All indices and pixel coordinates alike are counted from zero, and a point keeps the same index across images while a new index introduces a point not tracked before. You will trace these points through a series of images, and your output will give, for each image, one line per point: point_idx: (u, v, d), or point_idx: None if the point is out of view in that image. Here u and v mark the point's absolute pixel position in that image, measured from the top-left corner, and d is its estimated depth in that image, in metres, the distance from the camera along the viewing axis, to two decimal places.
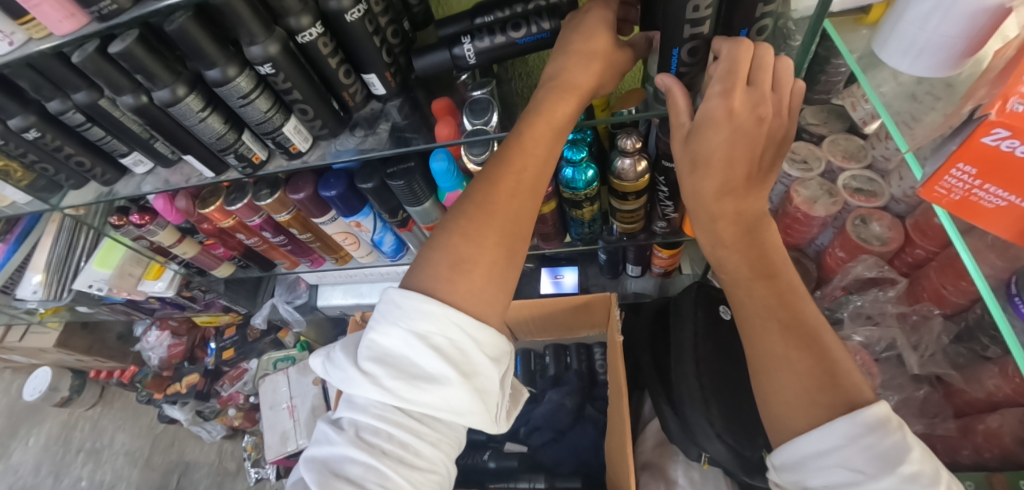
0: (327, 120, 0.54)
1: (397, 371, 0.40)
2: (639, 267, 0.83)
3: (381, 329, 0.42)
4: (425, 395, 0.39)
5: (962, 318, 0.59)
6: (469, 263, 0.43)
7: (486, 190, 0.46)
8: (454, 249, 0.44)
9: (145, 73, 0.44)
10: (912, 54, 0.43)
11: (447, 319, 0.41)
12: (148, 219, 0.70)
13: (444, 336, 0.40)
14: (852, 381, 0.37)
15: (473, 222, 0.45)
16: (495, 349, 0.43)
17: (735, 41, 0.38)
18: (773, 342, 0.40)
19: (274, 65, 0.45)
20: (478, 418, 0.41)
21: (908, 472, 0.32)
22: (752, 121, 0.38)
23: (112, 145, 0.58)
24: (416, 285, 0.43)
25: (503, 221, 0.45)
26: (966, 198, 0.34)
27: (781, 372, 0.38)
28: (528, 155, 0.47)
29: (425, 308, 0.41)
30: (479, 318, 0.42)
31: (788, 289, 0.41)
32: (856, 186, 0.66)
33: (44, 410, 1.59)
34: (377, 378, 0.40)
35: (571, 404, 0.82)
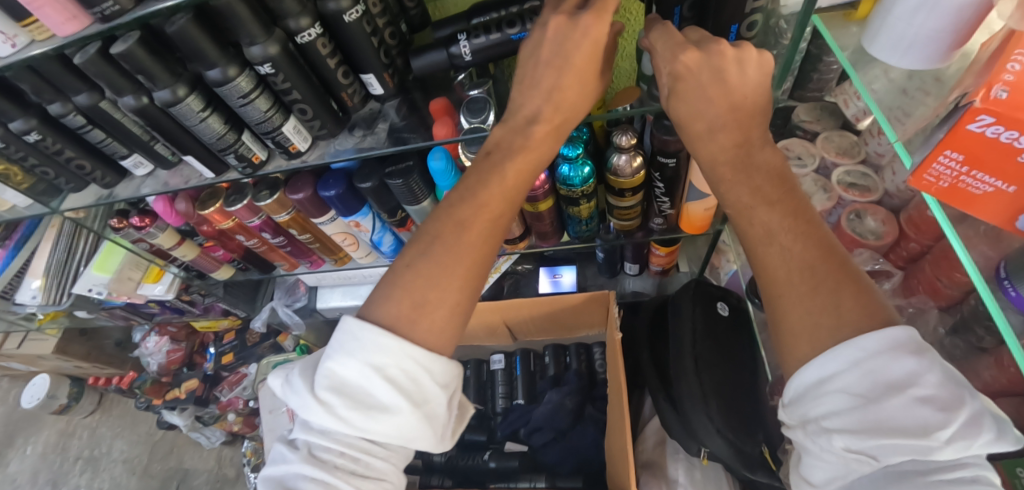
0: (326, 120, 0.54)
1: (351, 401, 0.40)
2: (637, 265, 0.83)
3: (340, 360, 0.42)
4: (377, 425, 0.40)
5: (957, 310, 0.59)
6: (431, 305, 0.42)
7: (456, 221, 0.45)
8: (416, 288, 0.43)
9: (146, 74, 0.45)
10: (901, 49, 0.44)
11: (403, 353, 0.40)
12: (148, 222, 0.70)
13: (399, 367, 0.40)
14: (873, 295, 0.36)
15: (446, 253, 0.44)
16: (447, 376, 0.43)
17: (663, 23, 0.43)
18: (778, 265, 0.39)
19: (273, 65, 0.46)
20: (428, 442, 0.42)
21: (920, 395, 0.31)
22: (710, 77, 0.41)
23: (112, 147, 0.58)
24: (375, 316, 0.43)
25: (469, 256, 0.45)
26: (954, 185, 0.35)
27: (788, 297, 0.38)
28: (504, 192, 0.46)
29: (383, 343, 0.40)
30: (433, 350, 0.42)
31: (803, 215, 0.40)
32: (849, 182, 0.68)
33: (41, 419, 1.58)
34: (330, 410, 0.40)
35: (571, 404, 0.82)
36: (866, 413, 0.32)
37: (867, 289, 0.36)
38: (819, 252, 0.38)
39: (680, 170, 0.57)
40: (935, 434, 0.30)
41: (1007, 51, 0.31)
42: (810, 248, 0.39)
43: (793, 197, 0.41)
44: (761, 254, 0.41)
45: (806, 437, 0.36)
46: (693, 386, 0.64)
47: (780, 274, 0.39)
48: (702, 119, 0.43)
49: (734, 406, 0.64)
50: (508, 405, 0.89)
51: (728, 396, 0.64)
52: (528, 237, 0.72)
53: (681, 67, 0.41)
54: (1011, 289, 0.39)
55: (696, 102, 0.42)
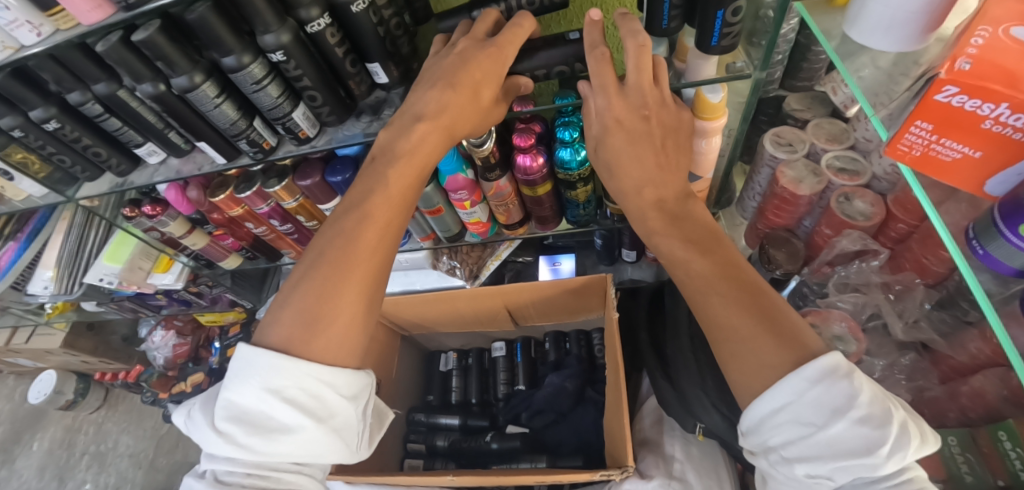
0: (335, 107, 0.57)
1: (253, 427, 0.44)
2: (634, 252, 0.86)
3: (234, 387, 0.45)
4: (288, 444, 0.44)
5: (944, 287, 0.62)
6: (328, 320, 0.47)
7: (340, 248, 0.50)
8: (310, 307, 0.47)
9: (165, 61, 0.47)
10: (880, 30, 0.46)
11: (297, 373, 0.44)
12: (159, 210, 0.73)
13: (297, 387, 0.44)
14: (795, 332, 0.40)
15: (327, 275, 0.49)
16: (353, 386, 0.47)
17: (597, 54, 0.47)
18: (720, 311, 0.42)
19: (286, 53, 0.48)
20: (340, 454, 0.46)
21: (858, 417, 0.35)
22: (632, 125, 0.48)
23: (128, 136, 0.61)
24: (266, 341, 0.47)
25: (363, 274, 0.50)
26: (926, 153, 0.37)
27: (732, 339, 0.41)
28: (391, 204, 0.52)
29: (275, 366, 0.44)
30: (336, 364, 0.47)
31: (726, 260, 0.45)
32: (839, 166, 0.70)
33: (48, 415, 1.60)
34: (234, 435, 0.43)
35: (572, 387, 0.83)
36: (818, 440, 0.35)
37: (794, 328, 0.40)
38: (753, 299, 0.42)
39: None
40: (877, 452, 0.34)
41: (974, 26, 0.33)
42: (735, 290, 0.42)
43: (723, 248, 0.45)
44: (704, 303, 0.43)
45: (771, 466, 0.39)
46: (688, 363, 0.66)
47: (724, 321, 0.42)
48: (629, 162, 0.50)
49: None
50: (510, 390, 0.91)
51: (725, 373, 0.65)
52: (528, 222, 0.74)
53: (613, 117, 0.48)
54: (978, 246, 0.38)
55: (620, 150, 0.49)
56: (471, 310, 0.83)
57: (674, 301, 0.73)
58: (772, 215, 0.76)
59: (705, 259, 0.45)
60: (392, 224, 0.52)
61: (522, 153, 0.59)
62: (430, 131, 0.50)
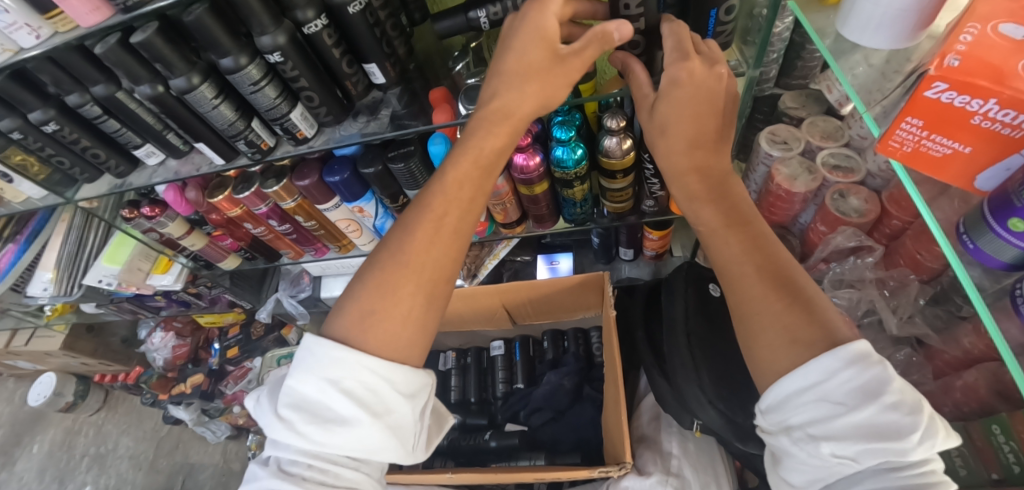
0: (332, 108, 0.57)
1: (311, 415, 0.44)
2: (631, 250, 0.86)
3: (298, 376, 0.46)
4: (342, 436, 0.43)
5: (938, 282, 0.62)
6: (381, 315, 0.46)
7: (400, 239, 0.49)
8: (366, 302, 0.47)
9: (163, 62, 0.47)
10: (871, 28, 0.46)
11: (355, 365, 0.44)
12: (158, 211, 0.73)
13: (354, 380, 0.44)
14: (820, 312, 0.40)
15: (385, 271, 0.48)
16: (410, 385, 0.46)
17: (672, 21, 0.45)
18: (752, 286, 0.42)
19: (283, 54, 0.49)
20: (395, 453, 0.45)
21: (889, 402, 0.34)
22: (702, 82, 0.44)
23: (126, 137, 0.61)
24: (331, 333, 0.47)
25: (423, 268, 0.48)
26: (917, 149, 0.38)
27: (761, 313, 0.41)
28: (450, 201, 0.50)
29: (335, 356, 0.44)
30: (391, 360, 0.46)
31: (759, 238, 0.45)
32: (834, 163, 0.71)
33: (48, 417, 1.60)
34: (294, 423, 0.44)
35: (570, 384, 0.84)
36: (847, 421, 0.35)
37: (825, 309, 0.40)
38: (784, 277, 0.42)
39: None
40: (908, 437, 0.33)
41: (961, 23, 0.34)
42: (763, 267, 0.43)
43: (758, 227, 0.46)
44: (736, 274, 0.44)
45: (790, 444, 0.38)
46: (684, 359, 0.67)
47: (756, 294, 0.42)
48: (677, 133, 0.47)
49: (727, 378, 0.66)
50: (509, 389, 0.92)
51: (720, 367, 0.66)
52: (524, 221, 0.74)
53: (684, 74, 0.44)
54: (968, 240, 0.38)
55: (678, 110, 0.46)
56: (469, 309, 0.83)
57: (669, 299, 0.74)
58: (768, 212, 0.76)
59: (735, 238, 0.45)
60: (456, 216, 0.50)
61: (518, 152, 0.60)
62: (495, 121, 0.49)
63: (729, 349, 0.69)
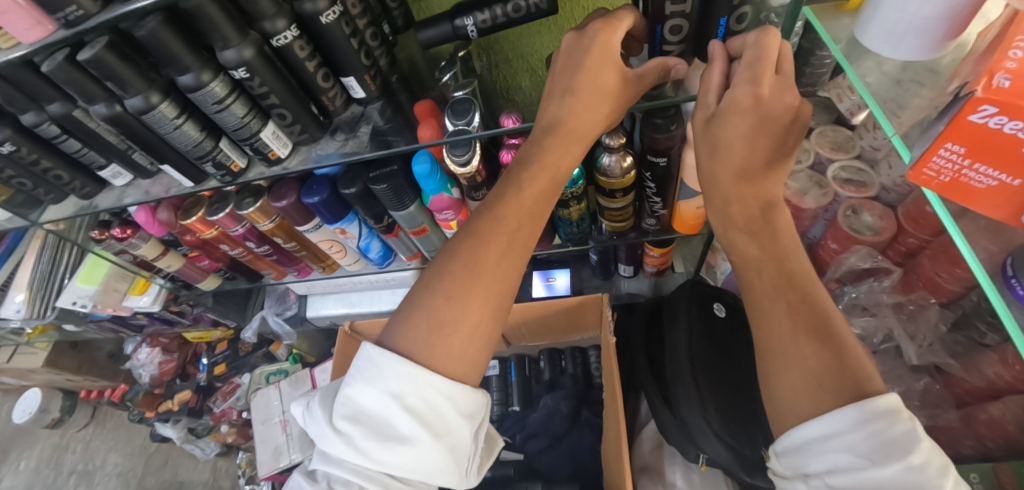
0: (307, 125, 0.53)
1: (370, 431, 0.39)
2: (631, 267, 0.82)
3: (356, 385, 0.41)
4: (398, 456, 0.38)
5: (958, 306, 0.58)
6: (451, 327, 0.42)
7: (472, 247, 0.45)
8: (437, 311, 0.42)
9: (117, 81, 0.43)
10: (894, 39, 0.42)
11: (421, 380, 0.39)
12: (130, 232, 0.69)
13: (419, 396, 0.39)
14: (851, 362, 0.36)
15: (456, 281, 0.43)
16: (471, 405, 0.41)
17: (761, 30, 0.40)
18: (781, 325, 0.39)
19: (249, 69, 0.45)
20: (450, 478, 0.40)
21: (917, 462, 0.30)
22: (769, 111, 0.40)
23: (90, 157, 0.57)
24: (393, 342, 0.42)
25: (492, 279, 0.44)
26: (956, 180, 0.34)
27: (791, 354, 0.38)
28: (522, 211, 0.46)
29: (401, 369, 0.39)
30: (457, 378, 0.41)
31: (792, 273, 0.41)
32: (845, 177, 0.67)
33: (35, 433, 1.56)
34: (351, 437, 0.39)
35: (568, 408, 0.81)
36: (869, 477, 0.31)
37: (860, 357, 0.36)
38: (817, 317, 0.39)
39: (671, 170, 0.56)
40: None
41: (1008, 37, 0.30)
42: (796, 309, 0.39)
43: (787, 262, 0.42)
44: (765, 310, 0.41)
45: None
46: (687, 387, 0.63)
47: (785, 330, 0.39)
48: (732, 159, 0.43)
49: (734, 408, 0.62)
50: (504, 411, 0.88)
51: (726, 398, 0.62)
52: None
53: (752, 98, 0.40)
54: (1019, 287, 0.38)
55: (732, 136, 0.42)
56: None
57: (671, 325, 0.70)
58: None
59: (763, 275, 0.42)
60: (524, 227, 0.46)
61: None
62: (559, 140, 0.47)
63: (735, 376, 0.65)
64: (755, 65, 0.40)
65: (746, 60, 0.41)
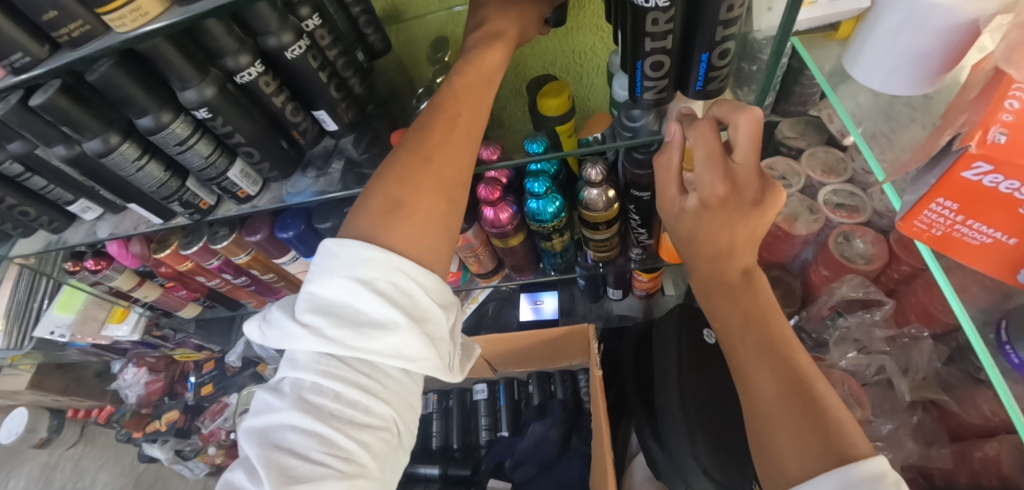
0: (277, 161, 0.51)
1: (338, 321, 0.36)
2: (620, 290, 0.81)
3: (319, 280, 0.38)
4: (375, 343, 0.36)
5: (952, 339, 0.57)
6: (407, 208, 0.39)
7: (419, 133, 0.42)
8: (391, 194, 0.40)
9: (72, 125, 0.41)
10: (885, 71, 0.41)
11: (390, 265, 0.37)
12: (103, 264, 0.67)
13: (388, 281, 0.37)
14: (838, 424, 0.35)
15: (409, 165, 0.41)
16: (443, 296, 0.40)
17: (693, 125, 0.42)
18: (763, 385, 0.38)
19: (211, 109, 0.43)
20: (432, 366, 0.38)
21: None
22: (734, 205, 0.41)
23: (56, 194, 0.55)
24: (350, 233, 0.39)
25: (443, 164, 0.41)
26: (948, 234, 0.32)
27: (774, 416, 0.37)
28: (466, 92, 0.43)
29: (364, 253, 0.37)
30: (423, 264, 0.39)
31: (773, 331, 0.41)
32: (837, 202, 0.65)
33: (23, 452, 1.55)
34: (318, 330, 0.36)
35: (556, 436, 0.79)
36: None
37: (844, 420, 0.35)
38: (800, 378, 0.38)
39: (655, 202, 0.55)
40: None
41: (1002, 84, 0.28)
42: (776, 368, 0.39)
43: (763, 321, 0.41)
44: (749, 371, 0.40)
45: None
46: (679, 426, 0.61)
47: (769, 391, 0.38)
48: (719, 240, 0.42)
49: (724, 443, 0.60)
50: (493, 436, 0.87)
51: (716, 430, 0.61)
52: (502, 269, 0.68)
53: (711, 197, 0.42)
54: (1014, 356, 0.37)
55: (700, 230, 0.44)
56: None
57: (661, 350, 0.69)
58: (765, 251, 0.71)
59: (745, 332, 0.41)
60: (469, 115, 0.44)
61: (488, 206, 0.54)
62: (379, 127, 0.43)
63: (729, 407, 0.63)
64: (711, 165, 0.41)
65: (701, 159, 0.41)
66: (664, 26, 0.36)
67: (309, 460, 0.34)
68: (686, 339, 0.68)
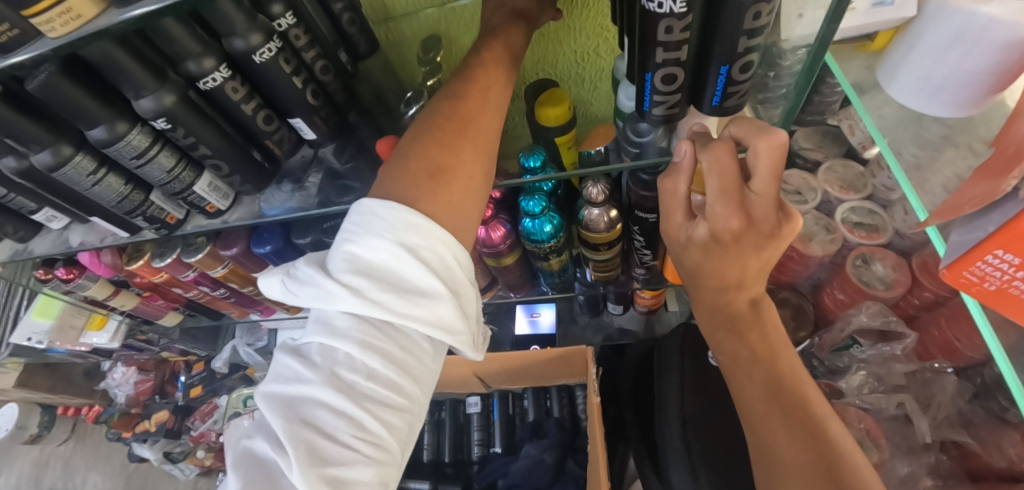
0: (249, 174, 0.47)
1: (384, 284, 0.31)
2: (621, 306, 0.77)
3: (357, 237, 0.32)
4: (421, 313, 0.31)
5: (978, 374, 0.53)
6: (449, 174, 0.35)
7: (450, 99, 0.38)
8: (430, 157, 0.35)
9: (17, 136, 0.37)
10: (929, 91, 0.36)
11: (436, 233, 0.33)
12: (75, 274, 0.63)
13: (433, 250, 0.33)
14: (861, 477, 0.32)
15: (445, 127, 0.37)
16: (471, 275, 0.36)
17: (709, 149, 0.35)
18: (776, 431, 0.35)
19: (170, 119, 0.39)
20: (465, 346, 0.34)
21: None
22: (747, 241, 0.37)
23: (18, 202, 0.50)
24: (383, 191, 0.35)
25: (480, 132, 0.38)
26: (1004, 288, 0.28)
27: (789, 466, 0.33)
28: (498, 62, 0.41)
29: (409, 215, 0.32)
30: (458, 234, 0.35)
31: (782, 372, 0.38)
32: (855, 221, 0.61)
33: (13, 450, 1.53)
34: (360, 291, 0.30)
35: (551, 459, 0.75)
36: None
37: (863, 469, 0.32)
38: (815, 423, 0.35)
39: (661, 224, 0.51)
40: None
41: None
42: (788, 413, 0.35)
43: (774, 360, 0.39)
44: (758, 415, 0.36)
45: None
46: (681, 458, 0.58)
47: (781, 437, 0.35)
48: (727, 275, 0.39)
49: (727, 478, 0.57)
50: (485, 452, 0.84)
51: (718, 462, 0.57)
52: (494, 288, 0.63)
53: (724, 232, 0.37)
54: None
55: (707, 262, 0.39)
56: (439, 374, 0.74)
57: (660, 377, 0.65)
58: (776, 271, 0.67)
59: (752, 373, 0.38)
60: (499, 90, 0.40)
61: (479, 224, 0.50)
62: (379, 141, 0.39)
63: (732, 439, 0.60)
64: (724, 196, 0.36)
65: (712, 190, 0.36)
66: (682, 36, 0.32)
67: (339, 444, 0.28)
68: (689, 363, 0.64)
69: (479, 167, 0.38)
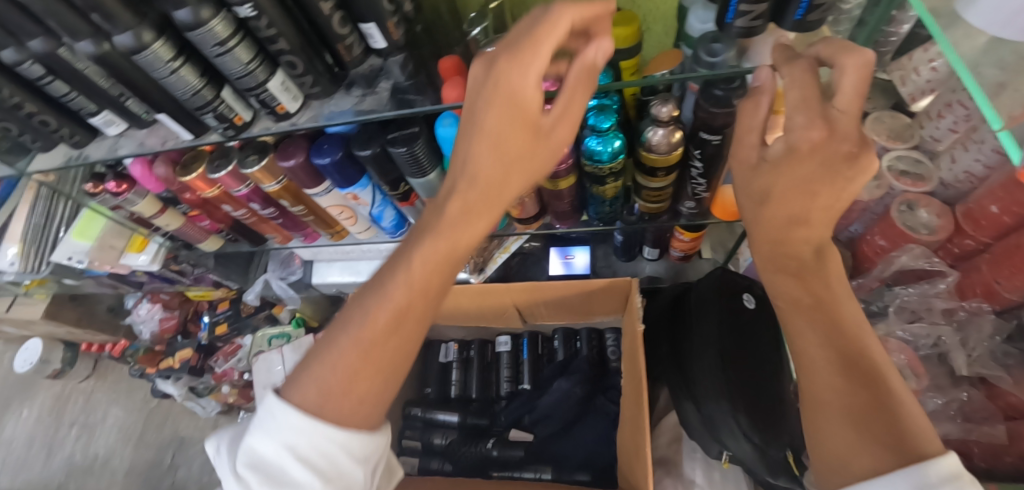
0: (319, 76, 0.47)
1: (267, 478, 0.39)
2: (657, 249, 0.78)
3: (257, 434, 0.40)
4: None
5: (1015, 315, 0.57)
6: (403, 311, 0.40)
7: (427, 242, 0.40)
8: (393, 298, 0.40)
9: (103, 13, 0.36)
10: (1004, 16, 0.33)
11: (314, 432, 0.39)
12: (125, 187, 0.63)
13: (314, 449, 0.39)
14: (902, 418, 0.34)
15: (406, 284, 0.40)
16: (365, 448, 0.41)
17: (793, 67, 0.36)
18: (826, 379, 0.38)
19: (256, 5, 0.38)
20: None
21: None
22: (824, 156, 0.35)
23: (78, 103, 0.50)
24: (354, 313, 0.41)
25: (441, 262, 0.41)
26: None
27: (834, 403, 0.37)
28: (493, 184, 0.39)
29: (294, 424, 0.39)
30: (353, 428, 0.40)
31: (834, 316, 0.39)
32: (901, 169, 0.60)
33: (37, 383, 1.69)
34: (249, 482, 0.39)
35: (581, 391, 0.79)
36: None
37: (912, 410, 0.35)
38: (863, 370, 0.37)
39: (723, 149, 0.51)
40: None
41: None
42: (834, 359, 0.38)
43: (832, 306, 0.39)
44: (806, 346, 0.39)
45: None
46: (720, 388, 0.60)
47: (835, 381, 0.37)
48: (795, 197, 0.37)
49: (761, 407, 0.60)
50: (514, 388, 0.85)
51: (751, 393, 0.60)
52: (540, 215, 0.64)
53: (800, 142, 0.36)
54: None
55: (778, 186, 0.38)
56: (480, 305, 0.75)
57: (697, 318, 0.65)
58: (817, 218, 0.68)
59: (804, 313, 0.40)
60: (492, 189, 0.40)
61: None
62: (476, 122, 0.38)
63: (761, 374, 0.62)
64: (804, 107, 0.35)
65: (791, 104, 0.36)
66: None
67: None
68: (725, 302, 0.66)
69: (442, 277, 0.42)
